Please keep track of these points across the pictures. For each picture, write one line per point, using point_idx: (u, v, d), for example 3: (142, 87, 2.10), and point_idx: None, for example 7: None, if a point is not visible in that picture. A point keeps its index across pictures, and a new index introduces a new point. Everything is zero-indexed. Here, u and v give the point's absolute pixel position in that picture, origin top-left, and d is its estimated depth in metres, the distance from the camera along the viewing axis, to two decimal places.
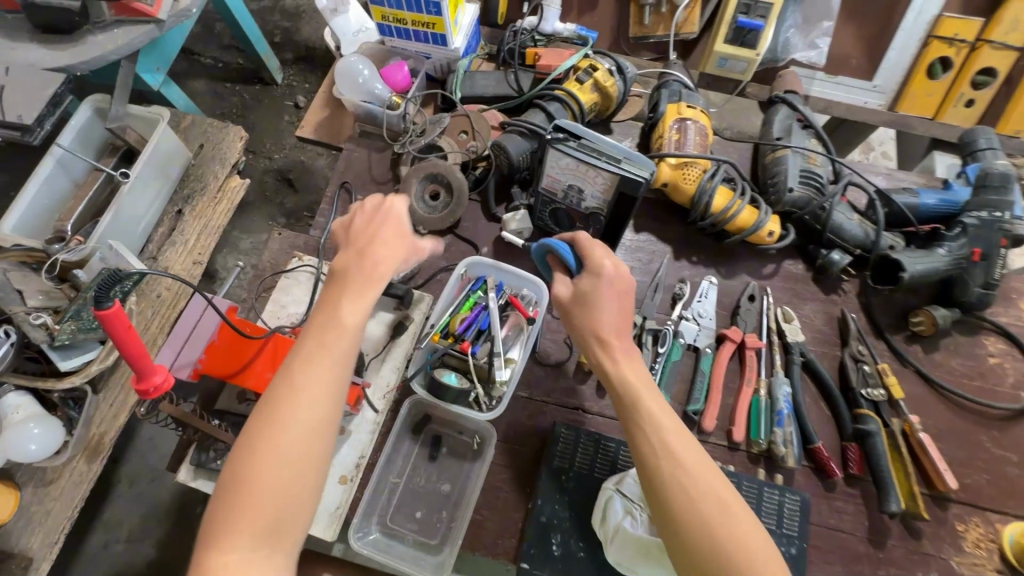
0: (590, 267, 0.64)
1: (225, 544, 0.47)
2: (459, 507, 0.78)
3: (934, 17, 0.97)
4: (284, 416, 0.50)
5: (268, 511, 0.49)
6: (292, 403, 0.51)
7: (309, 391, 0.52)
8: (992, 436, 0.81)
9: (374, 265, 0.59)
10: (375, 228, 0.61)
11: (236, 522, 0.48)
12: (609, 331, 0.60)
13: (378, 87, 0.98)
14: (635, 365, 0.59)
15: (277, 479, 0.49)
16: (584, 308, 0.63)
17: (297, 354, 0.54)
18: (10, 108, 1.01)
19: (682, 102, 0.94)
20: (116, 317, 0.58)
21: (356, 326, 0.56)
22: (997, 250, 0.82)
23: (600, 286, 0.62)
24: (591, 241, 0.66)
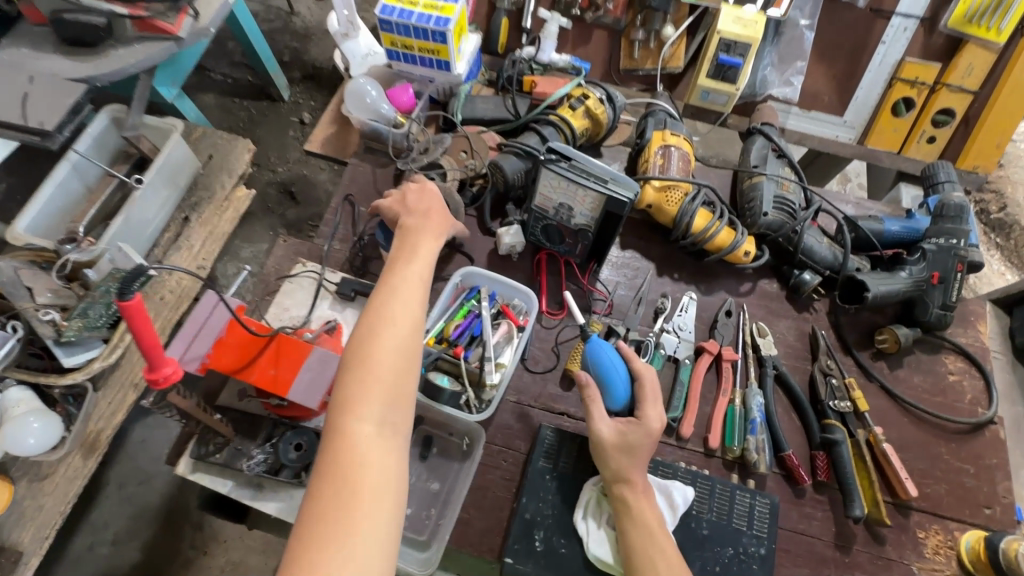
0: (642, 423, 0.73)
1: (357, 411, 0.56)
2: (448, 504, 0.82)
3: (896, 61, 1.06)
4: (392, 316, 0.62)
5: (389, 387, 0.58)
6: (396, 305, 0.63)
7: (409, 299, 0.65)
8: (950, 448, 0.86)
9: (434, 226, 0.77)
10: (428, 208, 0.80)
11: (365, 393, 0.57)
12: (634, 473, 0.72)
13: (384, 107, 1.04)
14: (644, 492, 0.72)
15: (394, 355, 0.60)
16: (623, 453, 0.73)
17: (392, 277, 0.67)
18: (33, 115, 1.07)
19: (666, 130, 1.01)
20: (138, 309, 0.61)
21: (430, 260, 0.72)
22: (953, 274, 0.89)
23: (644, 440, 0.72)
24: (652, 396, 0.75)
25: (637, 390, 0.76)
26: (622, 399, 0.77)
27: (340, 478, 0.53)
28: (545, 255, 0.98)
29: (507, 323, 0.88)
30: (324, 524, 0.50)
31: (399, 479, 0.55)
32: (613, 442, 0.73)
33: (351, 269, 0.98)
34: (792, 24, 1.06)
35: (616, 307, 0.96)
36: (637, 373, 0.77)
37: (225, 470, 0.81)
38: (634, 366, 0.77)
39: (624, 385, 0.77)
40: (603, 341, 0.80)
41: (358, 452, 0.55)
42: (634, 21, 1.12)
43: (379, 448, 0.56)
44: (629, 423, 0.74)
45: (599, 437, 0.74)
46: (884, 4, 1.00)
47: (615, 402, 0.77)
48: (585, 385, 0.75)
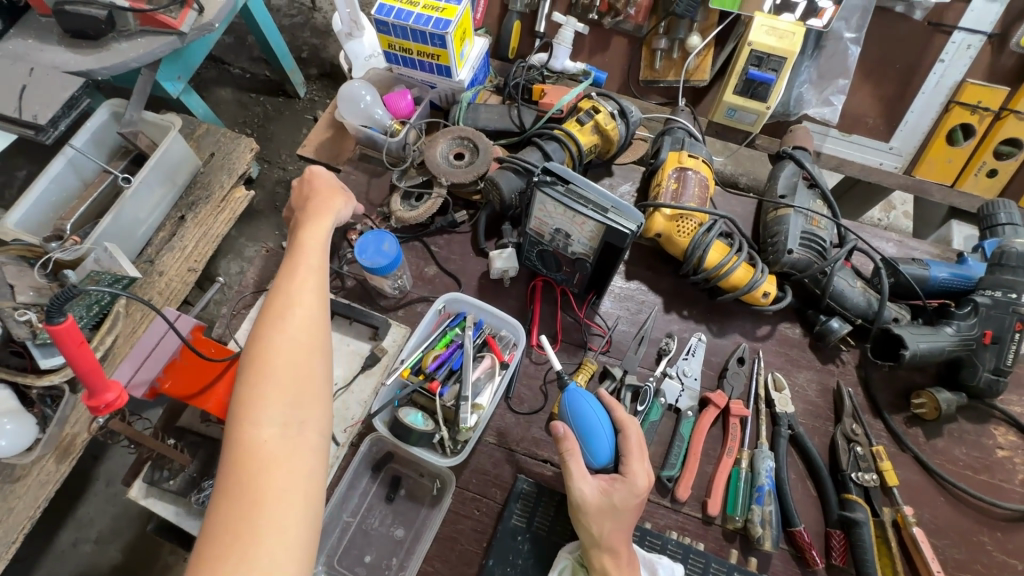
0: (628, 480, 0.63)
1: (254, 416, 0.50)
2: (411, 553, 0.75)
3: (956, 82, 0.93)
4: (285, 310, 0.56)
5: (287, 385, 0.52)
6: (287, 296, 0.57)
7: (302, 289, 0.58)
8: (995, 538, 0.74)
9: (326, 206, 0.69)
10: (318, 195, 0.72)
11: (259, 397, 0.51)
12: (619, 541, 0.61)
13: (379, 113, 0.98)
14: (629, 567, 0.62)
15: (290, 355, 0.53)
16: (606, 517, 0.61)
17: (285, 266, 0.61)
18: (27, 108, 1.05)
19: (683, 151, 0.92)
20: (70, 330, 0.57)
21: (320, 245, 0.64)
22: (1010, 334, 0.77)
23: (632, 501, 0.61)
24: (639, 449, 0.65)
25: (621, 443, 0.66)
26: (605, 454, 0.65)
27: (239, 493, 0.46)
28: (541, 281, 0.90)
29: (490, 358, 0.80)
30: (217, 547, 0.44)
31: (310, 487, 0.49)
32: (596, 504, 0.62)
33: (332, 286, 0.91)
34: (836, 37, 0.94)
35: (614, 345, 0.87)
36: (620, 426, 0.67)
37: (178, 498, 0.76)
38: (618, 417, 0.68)
39: (608, 438, 0.66)
40: (581, 391, 0.70)
41: (258, 462, 0.48)
42: (657, 29, 1.02)
43: (284, 454, 0.49)
44: (614, 481, 0.63)
45: (579, 498, 0.62)
46: (946, 16, 0.88)
47: (598, 458, 0.66)
48: (562, 437, 0.65)
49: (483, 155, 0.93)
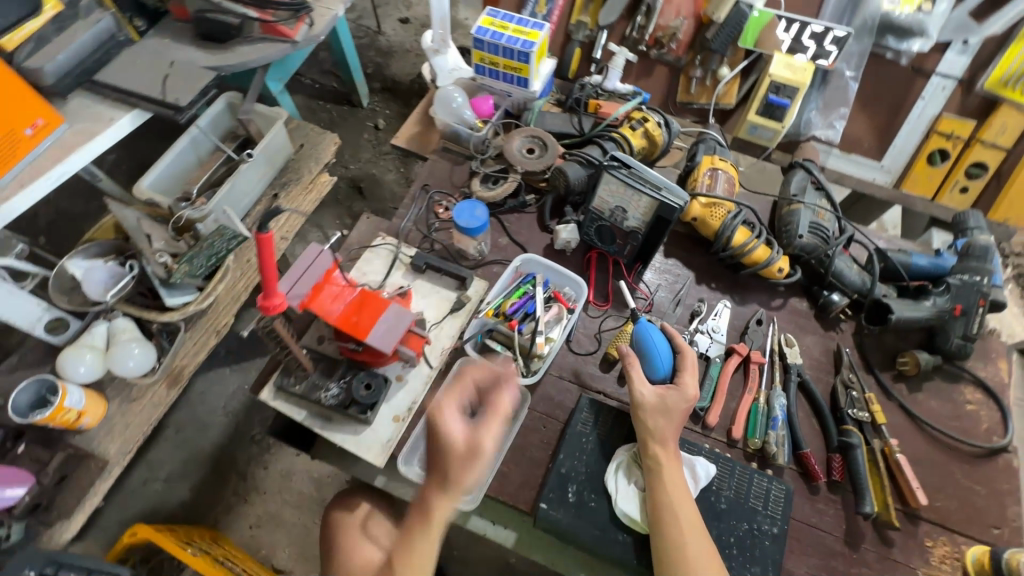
0: (680, 388, 0.82)
1: None
2: (491, 455, 0.92)
3: (935, 115, 1.16)
4: (410, 548, 0.66)
5: None
6: (416, 545, 0.66)
7: (426, 540, 0.66)
8: (963, 469, 0.92)
9: (431, 514, 0.65)
10: (445, 471, 0.66)
11: None
12: (668, 434, 0.80)
13: (467, 113, 1.20)
14: (674, 459, 0.79)
15: None
16: (659, 414, 0.80)
17: (422, 501, 0.67)
18: (170, 92, 1.27)
19: (715, 155, 1.14)
20: (268, 242, 0.74)
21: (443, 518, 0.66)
22: (976, 308, 0.96)
23: (681, 405, 0.81)
24: (692, 366, 0.85)
25: (679, 361, 0.85)
26: (664, 369, 0.85)
27: None
28: (595, 254, 1.10)
29: (558, 305, 0.99)
30: None
31: None
32: (652, 404, 0.81)
33: (423, 247, 1.10)
34: (838, 75, 1.17)
35: (655, 306, 1.07)
36: (678, 349, 0.87)
37: (301, 400, 0.93)
38: (676, 343, 0.87)
39: (667, 357, 0.85)
40: (650, 321, 0.89)
41: None
42: (693, 61, 1.25)
43: None
44: (669, 388, 0.82)
45: (641, 399, 0.81)
46: (925, 64, 1.11)
47: (658, 372, 0.85)
48: (627, 354, 0.85)
49: (551, 151, 1.14)
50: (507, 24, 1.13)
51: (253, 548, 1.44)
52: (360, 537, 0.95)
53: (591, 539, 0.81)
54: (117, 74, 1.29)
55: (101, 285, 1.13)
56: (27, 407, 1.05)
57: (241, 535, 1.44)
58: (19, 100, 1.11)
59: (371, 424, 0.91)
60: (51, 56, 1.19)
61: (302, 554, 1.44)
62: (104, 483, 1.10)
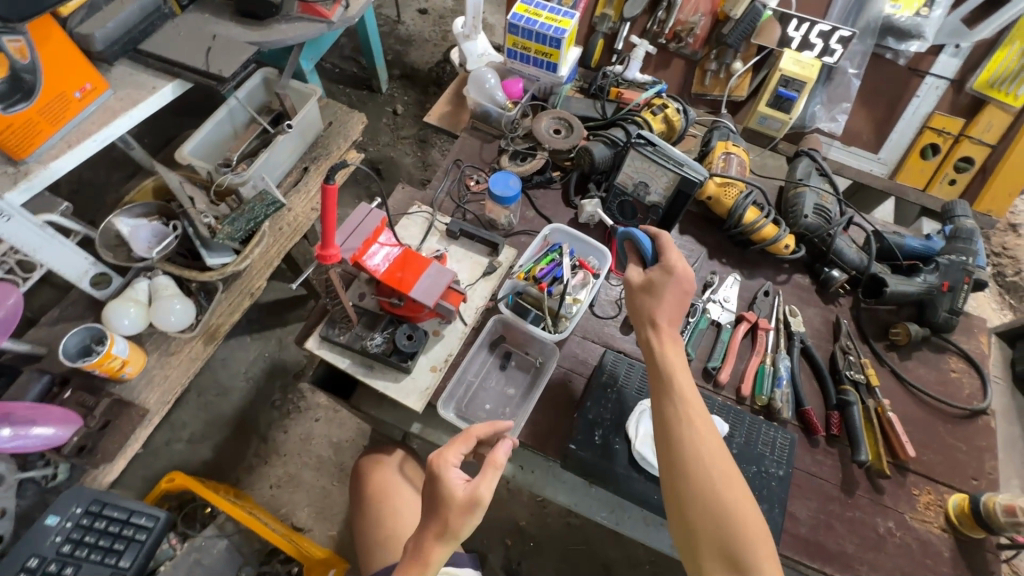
0: (662, 265, 0.85)
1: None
2: (520, 405, 0.99)
3: (927, 113, 1.27)
4: None
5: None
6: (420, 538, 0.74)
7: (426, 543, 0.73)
8: (947, 427, 1.01)
9: (429, 559, 0.72)
10: (445, 510, 0.73)
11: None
12: (659, 315, 0.83)
13: (498, 94, 1.27)
14: (670, 338, 0.83)
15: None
16: (646, 293, 0.86)
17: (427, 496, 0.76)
18: (214, 63, 1.32)
19: (729, 141, 1.23)
20: (332, 193, 0.81)
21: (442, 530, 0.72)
22: (961, 285, 1.06)
23: (665, 280, 0.84)
24: (670, 243, 0.87)
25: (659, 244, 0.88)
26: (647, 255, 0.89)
27: None
28: (617, 228, 1.19)
29: (584, 271, 1.07)
30: None
31: None
32: (637, 286, 0.87)
33: (456, 216, 1.17)
34: (842, 72, 1.27)
35: None
36: (656, 233, 0.90)
37: (345, 350, 0.99)
38: (653, 229, 0.91)
39: (647, 244, 0.90)
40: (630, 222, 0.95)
41: None
42: (709, 55, 1.34)
43: None
44: (652, 269, 0.87)
45: (629, 281, 0.89)
46: (921, 65, 1.22)
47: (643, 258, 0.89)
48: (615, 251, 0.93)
49: (577, 132, 1.22)
50: (540, 11, 1.21)
51: (273, 507, 1.49)
52: (393, 475, 1.09)
53: (616, 477, 0.89)
54: (161, 44, 1.34)
55: (145, 244, 1.20)
56: (74, 353, 1.10)
57: (261, 494, 1.50)
58: (69, 64, 1.14)
59: (411, 374, 0.96)
60: (100, 24, 1.24)
61: (321, 514, 1.50)
62: (144, 430, 1.15)
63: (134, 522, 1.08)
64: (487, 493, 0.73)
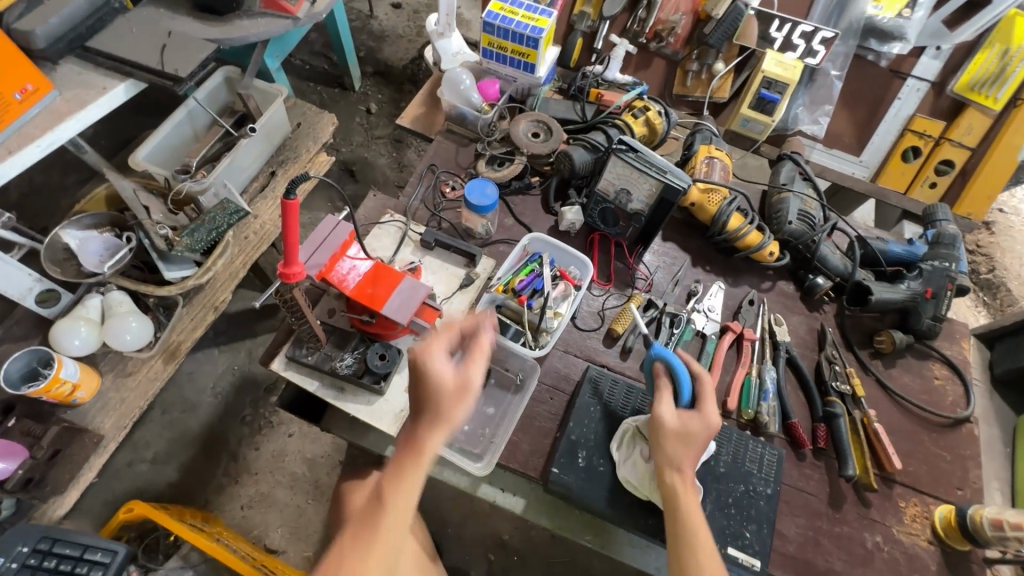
0: (702, 417, 0.78)
1: (381, 502, 0.67)
2: (500, 426, 0.94)
3: (909, 115, 1.26)
4: (397, 494, 0.67)
5: (398, 497, 0.67)
6: (410, 451, 0.69)
7: (422, 448, 0.69)
8: (932, 436, 1.00)
9: (426, 446, 0.69)
10: (440, 395, 0.70)
11: (390, 499, 0.67)
12: (685, 462, 0.77)
13: (474, 96, 1.22)
14: (692, 489, 0.76)
15: (402, 493, 0.67)
16: (679, 441, 0.77)
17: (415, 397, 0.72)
18: (169, 63, 1.24)
19: (712, 145, 1.19)
20: (293, 209, 0.76)
21: (437, 444, 0.69)
22: (944, 292, 1.05)
23: (703, 433, 0.77)
24: (713, 392, 0.79)
25: (699, 387, 0.80)
26: (686, 393, 0.80)
27: (356, 549, 0.65)
28: (598, 235, 1.14)
29: (565, 282, 1.03)
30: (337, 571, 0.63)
31: (390, 552, 0.66)
32: (674, 428, 0.77)
33: (431, 225, 1.12)
34: (824, 74, 1.25)
35: (654, 286, 1.12)
36: (697, 374, 0.81)
37: (313, 371, 0.94)
38: (695, 367, 0.82)
39: (688, 380, 0.80)
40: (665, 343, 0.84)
41: (362, 542, 0.65)
42: (690, 55, 1.31)
43: (383, 548, 0.65)
44: (690, 416, 0.78)
45: (661, 421, 0.78)
46: (902, 67, 1.21)
47: (682, 395, 0.80)
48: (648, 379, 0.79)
49: (557, 135, 1.18)
50: (516, 9, 1.16)
51: (245, 529, 1.42)
52: None
53: (600, 501, 0.85)
54: (111, 41, 1.25)
55: (96, 257, 1.12)
56: (18, 378, 1.01)
57: (232, 516, 1.43)
58: (7, 64, 1.05)
59: (385, 395, 0.92)
60: (42, 20, 1.15)
61: (295, 534, 1.43)
62: (98, 458, 1.07)
63: (88, 558, 1.00)
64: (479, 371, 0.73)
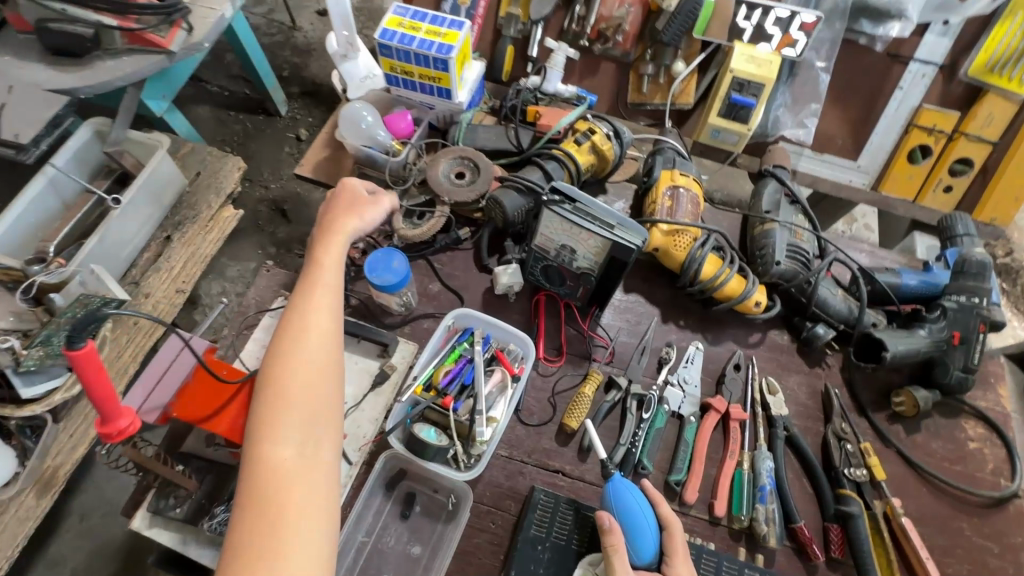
0: None
1: (292, 345, 0.62)
2: (429, 570, 0.75)
3: (914, 107, 1.03)
4: (308, 317, 0.64)
5: (318, 330, 0.63)
6: (311, 285, 0.67)
7: (324, 284, 0.67)
8: (972, 523, 0.81)
9: (336, 239, 0.72)
10: (342, 209, 0.76)
11: (303, 334, 0.62)
12: None
13: (381, 134, 0.99)
14: None
15: (321, 322, 0.64)
16: None
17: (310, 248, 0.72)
18: (5, 128, 0.96)
19: (676, 170, 0.97)
20: (90, 356, 0.55)
21: (338, 261, 0.70)
22: (975, 335, 0.84)
23: None
24: (683, 549, 0.64)
25: (665, 542, 0.65)
26: (649, 551, 0.64)
27: (274, 390, 0.59)
28: (544, 296, 0.93)
29: (501, 371, 0.82)
30: (264, 411, 0.58)
31: (326, 373, 0.62)
32: None
33: None
34: (807, 65, 1.02)
35: (617, 355, 0.90)
36: (665, 522, 0.65)
37: (186, 526, 0.74)
38: (662, 513, 0.66)
39: (652, 533, 0.64)
40: (625, 479, 0.68)
41: (277, 377, 0.60)
42: (644, 55, 1.07)
43: (309, 373, 0.61)
44: None
45: None
46: (902, 49, 0.98)
47: (642, 555, 0.64)
48: (608, 532, 0.62)
49: (485, 176, 0.95)
50: (418, 23, 0.93)
51: None
52: None
53: None
54: None
55: None
56: None
57: None
58: None
59: None
60: None
61: None
62: None
63: None
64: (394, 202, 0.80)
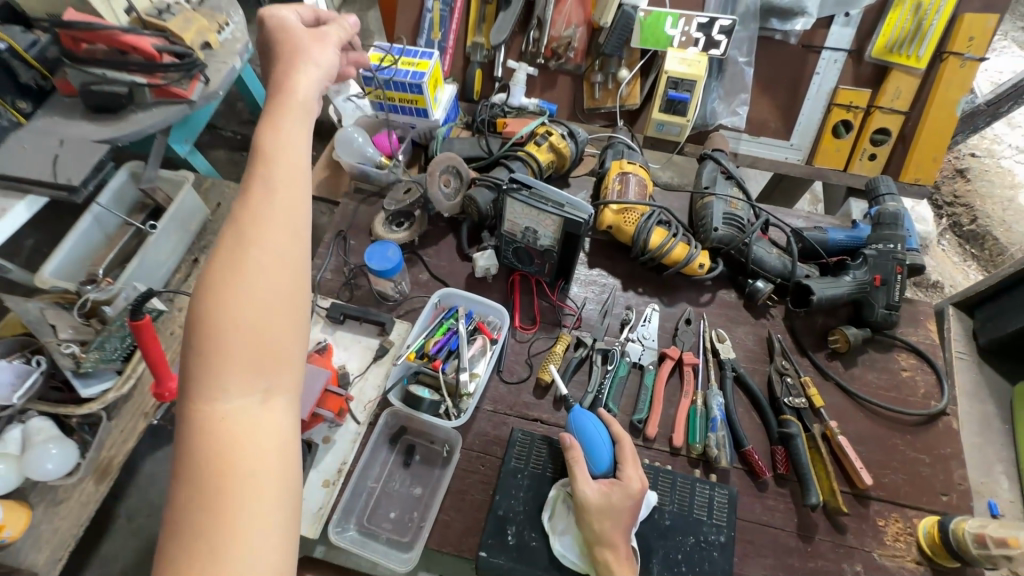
0: (623, 484, 0.73)
1: (233, 269, 0.50)
2: (429, 506, 0.88)
3: (832, 89, 1.18)
4: (254, 235, 0.51)
5: (266, 252, 0.51)
6: (261, 190, 0.54)
7: (276, 188, 0.54)
8: (906, 439, 0.91)
9: (293, 96, 0.62)
10: (289, 48, 0.66)
11: (243, 259, 0.50)
12: (616, 537, 0.70)
13: (370, 150, 1.16)
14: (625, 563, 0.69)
15: (271, 242, 0.52)
16: (604, 516, 0.71)
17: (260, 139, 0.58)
18: (60, 172, 1.05)
19: (624, 159, 1.12)
20: (146, 328, 0.71)
21: (293, 154, 0.57)
22: (893, 276, 0.96)
23: (626, 502, 0.72)
24: (633, 457, 0.76)
25: (619, 452, 0.77)
26: (604, 461, 0.76)
27: (212, 323, 0.48)
28: (517, 276, 1.07)
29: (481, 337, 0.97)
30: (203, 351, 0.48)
31: (278, 305, 0.51)
32: (597, 504, 0.72)
33: (342, 295, 1.07)
34: (733, 62, 1.18)
35: (584, 321, 1.04)
36: (617, 438, 0.78)
37: None
38: (614, 430, 0.79)
39: (606, 447, 0.77)
40: (585, 409, 0.83)
41: (214, 310, 0.48)
42: (592, 66, 1.24)
43: (255, 307, 0.49)
44: (612, 485, 0.74)
45: (581, 495, 0.73)
46: (814, 40, 1.13)
47: (598, 465, 0.76)
48: (568, 446, 0.77)
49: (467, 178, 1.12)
50: (395, 57, 1.11)
51: None
52: None
53: None
54: None
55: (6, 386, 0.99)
56: None
57: None
58: None
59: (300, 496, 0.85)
60: None
61: None
62: None
63: None
64: (339, 30, 0.72)
